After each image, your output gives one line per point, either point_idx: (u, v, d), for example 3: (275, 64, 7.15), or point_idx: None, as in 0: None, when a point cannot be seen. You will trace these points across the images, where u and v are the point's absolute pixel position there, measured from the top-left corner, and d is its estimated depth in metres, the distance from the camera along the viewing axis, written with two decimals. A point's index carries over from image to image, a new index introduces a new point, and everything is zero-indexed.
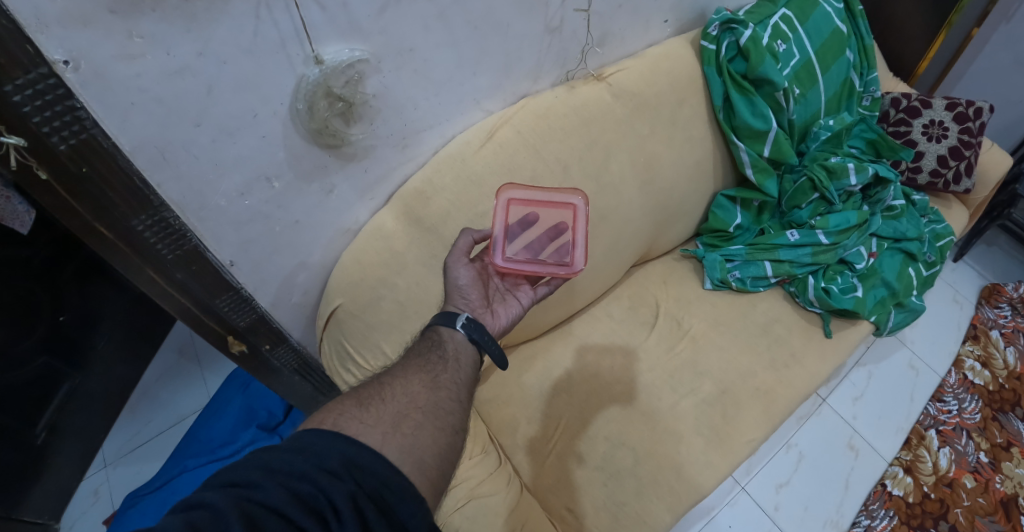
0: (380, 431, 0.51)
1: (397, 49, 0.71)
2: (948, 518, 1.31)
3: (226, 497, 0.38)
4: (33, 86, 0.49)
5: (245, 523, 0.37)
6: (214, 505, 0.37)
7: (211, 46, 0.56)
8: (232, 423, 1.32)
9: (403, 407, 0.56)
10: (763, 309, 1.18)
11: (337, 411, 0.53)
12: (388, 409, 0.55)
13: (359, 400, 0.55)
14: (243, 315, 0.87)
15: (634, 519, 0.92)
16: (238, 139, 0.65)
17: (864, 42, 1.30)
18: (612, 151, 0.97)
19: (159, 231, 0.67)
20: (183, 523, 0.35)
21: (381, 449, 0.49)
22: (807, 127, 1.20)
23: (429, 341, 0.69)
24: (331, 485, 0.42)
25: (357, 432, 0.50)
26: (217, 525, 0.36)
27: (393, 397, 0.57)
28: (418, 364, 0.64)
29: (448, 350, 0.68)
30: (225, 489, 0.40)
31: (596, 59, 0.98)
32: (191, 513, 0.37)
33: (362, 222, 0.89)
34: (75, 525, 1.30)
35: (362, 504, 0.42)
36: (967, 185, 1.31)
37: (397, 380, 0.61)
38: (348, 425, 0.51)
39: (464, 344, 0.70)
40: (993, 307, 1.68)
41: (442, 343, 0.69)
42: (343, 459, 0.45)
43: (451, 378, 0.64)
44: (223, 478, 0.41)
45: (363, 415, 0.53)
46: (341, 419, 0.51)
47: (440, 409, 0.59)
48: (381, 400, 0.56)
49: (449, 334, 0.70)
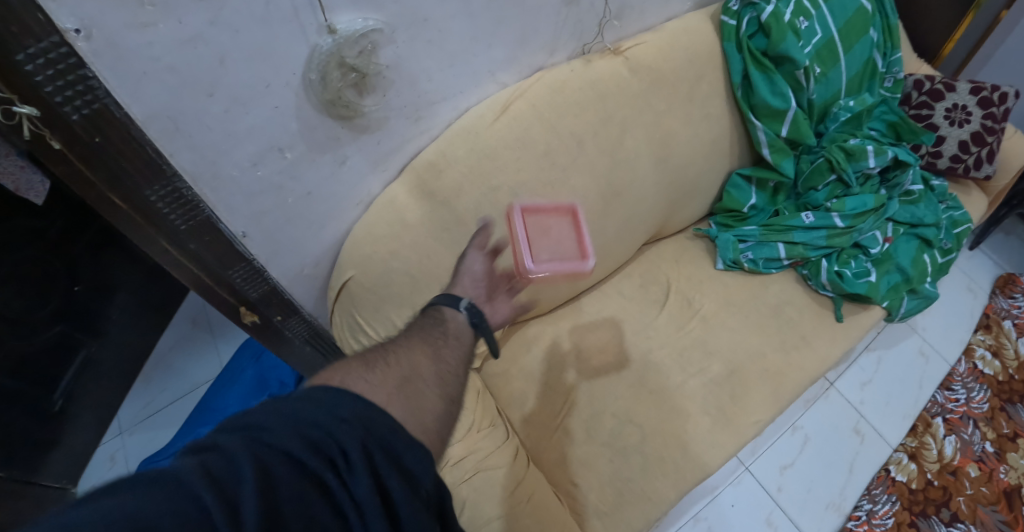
0: (385, 390, 0.51)
1: (411, 19, 0.69)
2: (950, 506, 1.31)
3: (238, 441, 0.38)
4: (46, 55, 0.49)
5: (258, 464, 0.37)
6: (227, 448, 0.38)
7: (223, 15, 0.56)
8: (244, 393, 1.35)
9: (407, 373, 0.55)
10: (774, 291, 1.17)
11: (344, 371, 0.52)
12: (392, 373, 0.54)
13: (365, 362, 0.55)
14: (255, 286, 0.88)
15: (639, 495, 0.92)
16: (250, 109, 0.65)
17: (889, 21, 1.26)
18: (628, 127, 0.95)
19: (172, 201, 0.68)
20: (198, 466, 0.35)
21: (388, 407, 0.49)
22: (826, 107, 1.17)
23: (432, 318, 0.68)
24: (340, 433, 0.42)
25: (363, 390, 0.50)
26: (233, 468, 0.36)
27: (397, 363, 0.56)
28: (421, 338, 0.63)
29: (449, 327, 0.68)
30: (239, 432, 0.40)
31: (613, 33, 0.96)
32: (205, 455, 0.37)
33: (374, 194, 0.88)
34: (92, 489, 1.33)
35: (372, 451, 0.42)
36: (987, 171, 1.29)
37: (400, 348, 0.60)
38: (354, 383, 0.50)
39: (464, 326, 0.70)
40: (1007, 297, 1.66)
41: (443, 322, 0.68)
42: (355, 409, 0.45)
43: (452, 354, 0.63)
44: (234, 423, 0.41)
45: (368, 374, 0.52)
46: (348, 378, 0.51)
47: (442, 381, 0.58)
48: (386, 364, 0.55)
49: (452, 314, 0.70)
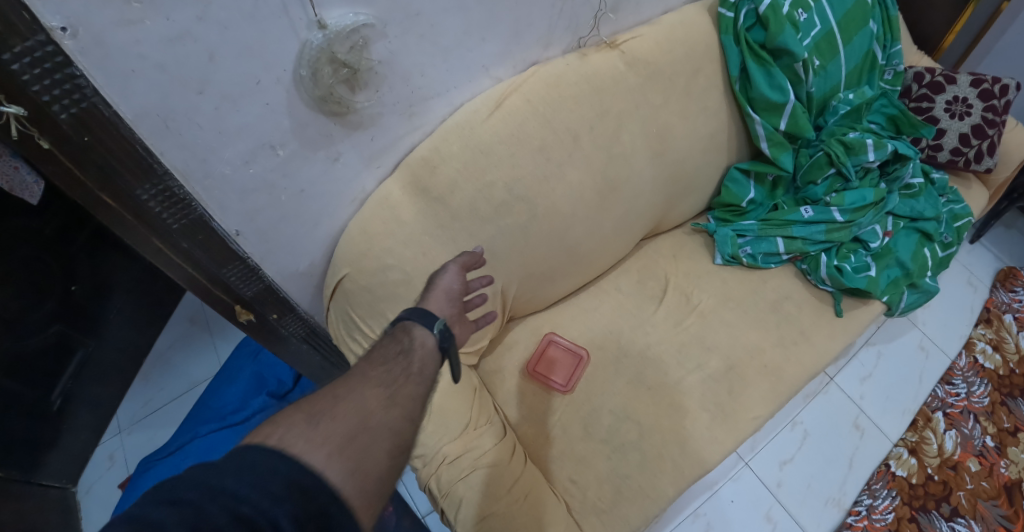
0: (327, 452, 0.45)
1: (403, 13, 0.68)
2: (950, 500, 1.31)
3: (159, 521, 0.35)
4: (31, 54, 0.48)
5: None
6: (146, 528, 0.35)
7: (210, 11, 0.55)
8: (242, 390, 1.35)
9: (354, 428, 0.49)
10: (773, 286, 1.17)
11: (285, 424, 0.46)
12: (338, 428, 0.48)
13: (308, 413, 0.48)
14: (250, 284, 0.87)
15: (636, 492, 0.92)
16: (241, 106, 0.64)
17: (889, 13, 1.24)
18: (624, 121, 0.94)
19: (163, 200, 0.67)
20: None
21: (325, 473, 0.44)
22: (825, 100, 1.15)
23: (396, 345, 0.63)
24: (272, 508, 0.39)
25: (302, 452, 0.44)
26: None
27: (345, 415, 0.50)
28: (379, 374, 0.57)
29: (414, 357, 0.62)
30: (161, 507, 0.37)
31: (609, 26, 0.95)
32: None
33: (369, 191, 0.87)
34: (92, 489, 1.34)
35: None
36: (988, 164, 1.28)
37: (352, 392, 0.53)
38: (294, 442, 0.45)
39: (433, 350, 0.65)
40: (1009, 291, 1.65)
41: (410, 352, 0.62)
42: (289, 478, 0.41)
43: (411, 393, 0.57)
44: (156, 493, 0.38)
45: (310, 432, 0.46)
46: (289, 435, 0.45)
47: (397, 431, 0.52)
48: (331, 416, 0.49)
49: (420, 339, 0.65)
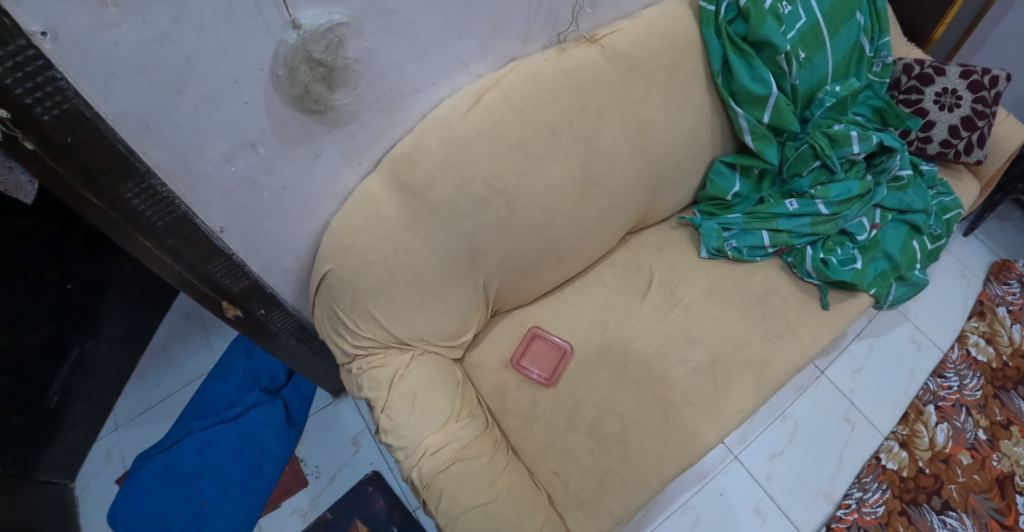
0: None
1: (378, 12, 0.68)
2: (941, 493, 1.32)
3: None
4: (13, 58, 0.49)
5: None
6: None
7: (186, 13, 0.55)
8: (237, 386, 1.44)
9: None
10: (759, 279, 1.17)
11: None
12: None
13: None
14: (236, 280, 0.88)
15: (620, 485, 0.93)
16: (219, 105, 0.65)
17: (876, 4, 1.24)
18: (605, 116, 0.95)
19: (146, 198, 0.69)
20: None
21: None
22: (811, 93, 1.15)
23: None
24: None
25: None
26: None
27: None
28: None
29: None
30: None
31: (587, 21, 0.95)
32: None
33: (351, 187, 0.88)
34: (89, 485, 1.35)
35: None
36: (978, 156, 1.27)
37: None
38: None
39: None
40: (1001, 284, 1.65)
41: None
42: None
43: None
44: None
45: None
46: None
47: None
48: None
49: None
